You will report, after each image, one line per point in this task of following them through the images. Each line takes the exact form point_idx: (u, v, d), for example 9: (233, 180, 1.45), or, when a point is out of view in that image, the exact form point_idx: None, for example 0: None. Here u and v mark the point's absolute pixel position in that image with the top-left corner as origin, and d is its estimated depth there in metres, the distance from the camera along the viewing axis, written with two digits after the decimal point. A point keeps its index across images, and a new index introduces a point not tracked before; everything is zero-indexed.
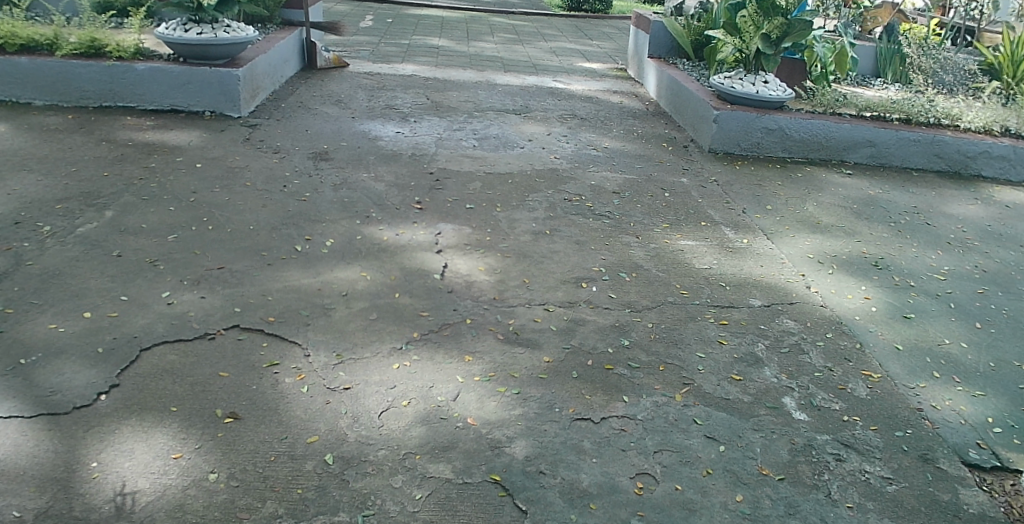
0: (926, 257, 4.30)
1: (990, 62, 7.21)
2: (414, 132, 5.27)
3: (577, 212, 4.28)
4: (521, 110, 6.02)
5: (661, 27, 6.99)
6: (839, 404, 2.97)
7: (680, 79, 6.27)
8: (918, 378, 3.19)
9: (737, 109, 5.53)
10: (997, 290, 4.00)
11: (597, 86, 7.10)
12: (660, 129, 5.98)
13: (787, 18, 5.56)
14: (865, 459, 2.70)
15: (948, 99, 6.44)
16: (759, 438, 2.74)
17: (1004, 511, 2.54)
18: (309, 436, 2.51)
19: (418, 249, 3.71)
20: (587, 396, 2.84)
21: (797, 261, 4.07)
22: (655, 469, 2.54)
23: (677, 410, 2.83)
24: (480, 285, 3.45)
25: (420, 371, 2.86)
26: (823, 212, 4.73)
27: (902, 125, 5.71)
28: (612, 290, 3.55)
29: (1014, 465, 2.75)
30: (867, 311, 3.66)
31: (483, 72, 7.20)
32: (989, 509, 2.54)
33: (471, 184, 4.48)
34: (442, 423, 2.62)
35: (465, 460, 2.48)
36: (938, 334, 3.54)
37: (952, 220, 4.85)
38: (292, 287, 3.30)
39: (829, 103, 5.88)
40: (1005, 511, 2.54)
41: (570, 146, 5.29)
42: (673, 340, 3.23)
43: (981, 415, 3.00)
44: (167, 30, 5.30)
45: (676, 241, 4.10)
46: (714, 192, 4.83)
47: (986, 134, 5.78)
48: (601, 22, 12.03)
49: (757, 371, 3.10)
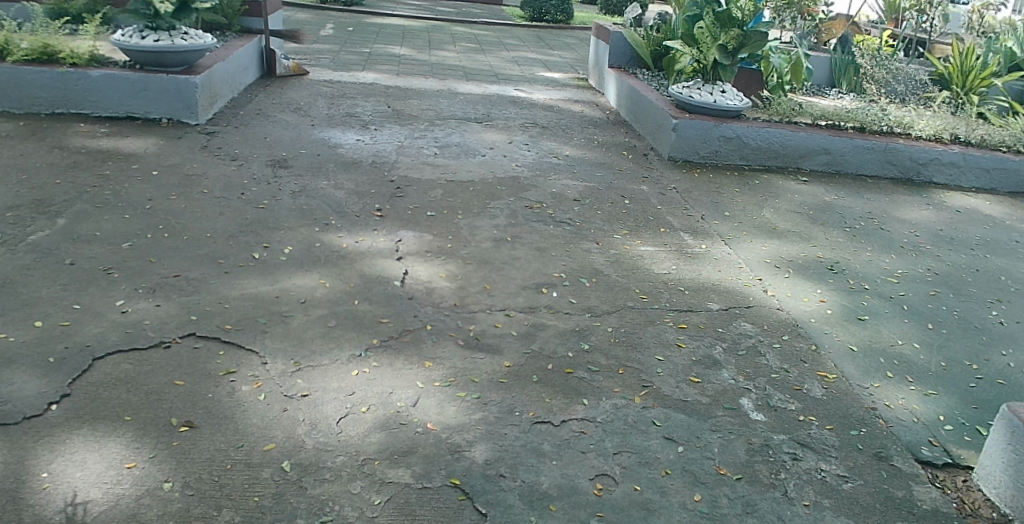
0: (880, 260, 4.43)
1: (940, 72, 7.46)
2: (375, 140, 5.25)
3: (538, 219, 4.28)
4: (482, 118, 6.04)
5: (621, 37, 7.05)
6: (794, 405, 3.04)
7: (639, 88, 6.33)
8: (873, 378, 3.29)
9: (695, 118, 5.59)
10: (948, 293, 4.16)
11: (558, 95, 7.14)
12: (620, 137, 6.03)
13: (742, 29, 5.61)
14: (820, 457, 2.77)
15: (899, 108, 6.64)
16: (717, 438, 2.79)
17: (956, 507, 2.62)
18: (266, 443, 2.49)
19: (379, 255, 3.69)
20: (547, 400, 2.85)
21: (754, 265, 4.14)
22: (614, 470, 2.57)
23: (637, 412, 2.86)
24: (440, 292, 3.44)
25: (380, 377, 2.84)
26: (779, 218, 4.81)
27: (855, 133, 5.86)
28: (572, 295, 3.55)
29: (965, 461, 2.85)
30: (822, 313, 3.75)
31: (444, 81, 7.22)
32: (943, 506, 2.62)
33: (433, 191, 4.48)
34: (400, 428, 2.61)
35: (425, 465, 2.48)
36: (891, 334, 3.65)
37: (904, 226, 5.00)
38: (250, 295, 3.26)
39: (786, 112, 5.97)
40: (957, 506, 2.63)
41: (530, 154, 5.32)
42: (633, 343, 3.26)
43: (934, 413, 3.10)
44: (123, 37, 5.24)
45: (636, 247, 4.14)
46: (673, 199, 4.89)
47: (936, 142, 6.02)
48: (562, 32, 12.16)
49: (714, 373, 3.15)
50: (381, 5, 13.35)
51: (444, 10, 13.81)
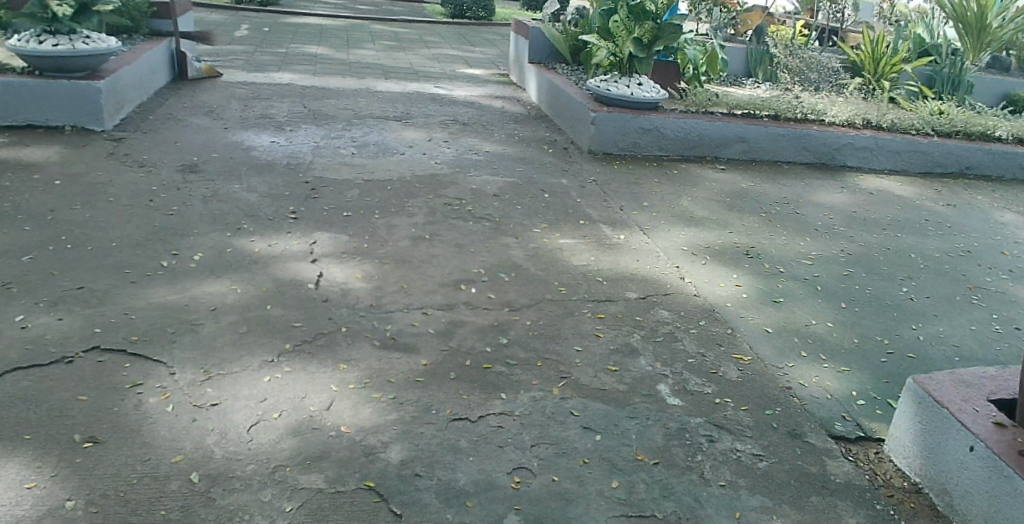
0: (795, 244, 4.55)
1: (854, 60, 7.75)
2: (290, 141, 5.16)
3: (456, 216, 4.28)
4: (401, 117, 5.99)
5: (540, 32, 7.09)
6: (710, 388, 3.10)
7: (559, 83, 6.37)
8: (787, 358, 3.38)
9: (613, 110, 5.65)
10: (860, 272, 4.30)
11: (479, 91, 7.14)
12: (541, 132, 6.06)
13: (656, 22, 5.69)
14: (735, 438, 2.83)
15: (812, 95, 6.86)
16: (634, 425, 2.83)
17: (868, 479, 2.71)
18: (174, 455, 2.42)
19: (293, 258, 3.63)
20: (465, 396, 2.84)
21: (672, 254, 4.21)
22: (532, 463, 2.58)
23: (555, 404, 2.88)
24: (356, 293, 3.40)
25: (293, 382, 2.79)
26: (697, 207, 4.90)
27: (771, 121, 6.02)
28: (491, 290, 3.56)
29: (876, 434, 2.95)
30: (738, 298, 3.84)
31: (363, 80, 7.14)
32: (853, 478, 2.71)
33: (349, 191, 4.43)
34: (314, 433, 2.58)
35: (339, 468, 2.45)
36: (806, 315, 3.76)
37: (819, 209, 5.16)
38: (157, 304, 3.17)
39: (703, 103, 6.09)
40: (868, 478, 2.72)
41: (450, 151, 5.30)
42: (551, 336, 3.28)
43: (846, 389, 3.21)
44: (20, 42, 5.03)
45: (555, 240, 4.17)
46: (593, 191, 4.94)
47: (849, 126, 6.23)
48: (483, 28, 12.16)
49: (631, 360, 3.20)
50: (298, 4, 13.13)
51: (364, 8, 13.67)
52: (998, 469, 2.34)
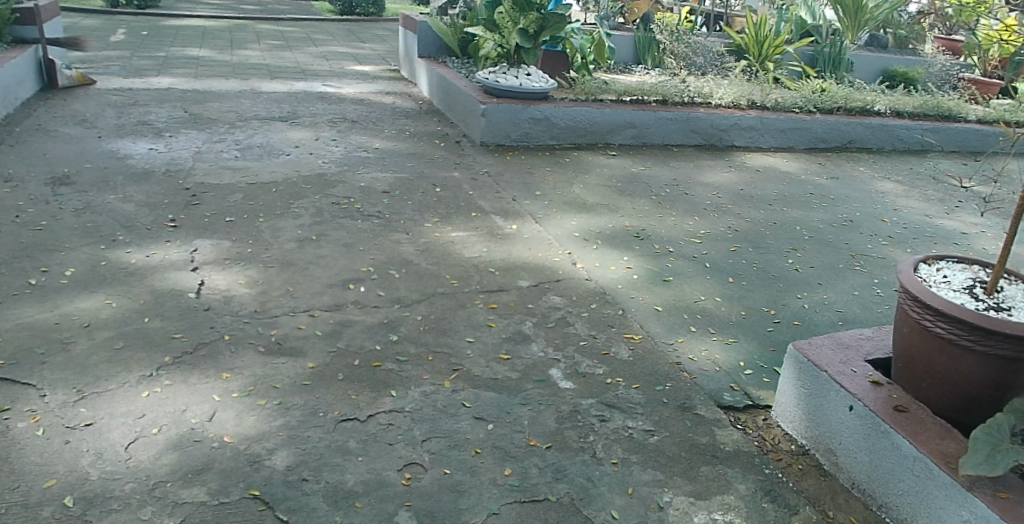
0: (685, 223, 4.70)
1: (739, 43, 8.04)
2: (169, 147, 5.00)
3: (344, 215, 4.23)
4: (288, 117, 5.88)
5: (428, 26, 7.08)
6: (601, 369, 3.17)
7: (448, 76, 6.38)
8: (677, 334, 3.49)
9: (502, 102, 5.69)
10: (747, 247, 4.48)
11: (369, 88, 7.08)
12: (433, 126, 6.05)
13: (541, 12, 5.73)
14: (626, 416, 2.91)
15: (698, 79, 7.08)
16: (526, 411, 2.87)
17: (757, 446, 2.83)
18: (45, 481, 2.32)
19: (172, 268, 3.52)
20: (354, 396, 2.83)
21: (563, 240, 4.28)
22: (424, 457, 2.59)
23: (446, 396, 2.89)
24: (240, 299, 3.33)
25: (173, 396, 2.72)
26: (589, 193, 5.00)
27: (659, 106, 6.18)
28: (380, 288, 3.54)
29: (764, 401, 3.09)
30: (629, 279, 3.94)
31: (248, 81, 6.97)
32: (741, 445, 2.83)
33: (232, 196, 4.33)
34: (196, 445, 2.52)
35: (222, 480, 2.40)
36: (695, 292, 3.89)
37: (707, 189, 5.33)
38: (23, 324, 3.02)
39: (592, 91, 6.20)
40: (757, 444, 2.84)
41: (339, 150, 5.24)
42: (443, 329, 3.29)
43: (735, 360, 3.34)
44: None
45: (446, 233, 4.18)
46: (484, 183, 4.97)
47: (735, 108, 6.47)
48: (374, 24, 12.05)
49: (523, 348, 3.24)
50: (179, 6, 12.70)
51: (249, 8, 13.34)
52: (875, 425, 2.51)
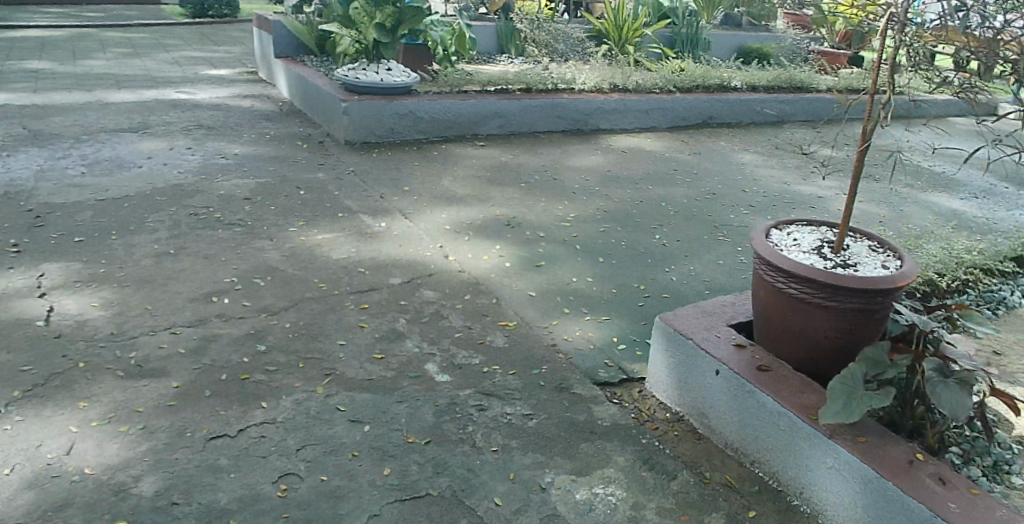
0: (554, 208, 4.82)
1: (599, 29, 8.28)
2: (6, 167, 4.68)
3: (204, 226, 4.10)
4: (138, 127, 5.61)
5: (282, 26, 6.91)
6: (477, 359, 3.23)
7: (308, 75, 6.26)
8: (551, 317, 3.59)
9: (365, 99, 5.63)
10: (615, 227, 4.64)
11: (225, 92, 6.85)
12: (295, 128, 5.92)
13: (396, 6, 5.78)
14: (503, 403, 2.98)
15: (560, 65, 7.25)
16: (404, 408, 2.89)
17: (634, 417, 2.96)
18: None
19: (15, 296, 3.32)
20: (223, 412, 2.76)
21: (434, 234, 4.31)
22: (300, 466, 2.57)
23: (320, 402, 2.87)
24: (94, 323, 3.18)
25: (24, 432, 2.57)
26: (458, 185, 5.04)
27: (523, 94, 6.29)
28: (246, 298, 3.46)
29: (638, 374, 3.23)
30: (501, 267, 4.01)
31: (92, 92, 6.60)
32: (616, 419, 2.95)
33: (79, 214, 4.11)
34: (52, 481, 2.40)
35: (84, 514, 2.30)
36: (567, 274, 4.01)
37: (575, 173, 5.49)
38: None
39: (455, 82, 6.23)
40: (634, 416, 2.97)
41: (196, 158, 5.05)
42: (314, 335, 3.26)
43: (609, 337, 3.48)
44: None
45: (314, 236, 4.12)
46: (351, 182, 4.92)
47: (598, 92, 6.66)
48: (230, 26, 11.68)
49: (396, 345, 3.25)
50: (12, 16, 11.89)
51: (91, 14, 12.65)
52: (741, 385, 2.67)
